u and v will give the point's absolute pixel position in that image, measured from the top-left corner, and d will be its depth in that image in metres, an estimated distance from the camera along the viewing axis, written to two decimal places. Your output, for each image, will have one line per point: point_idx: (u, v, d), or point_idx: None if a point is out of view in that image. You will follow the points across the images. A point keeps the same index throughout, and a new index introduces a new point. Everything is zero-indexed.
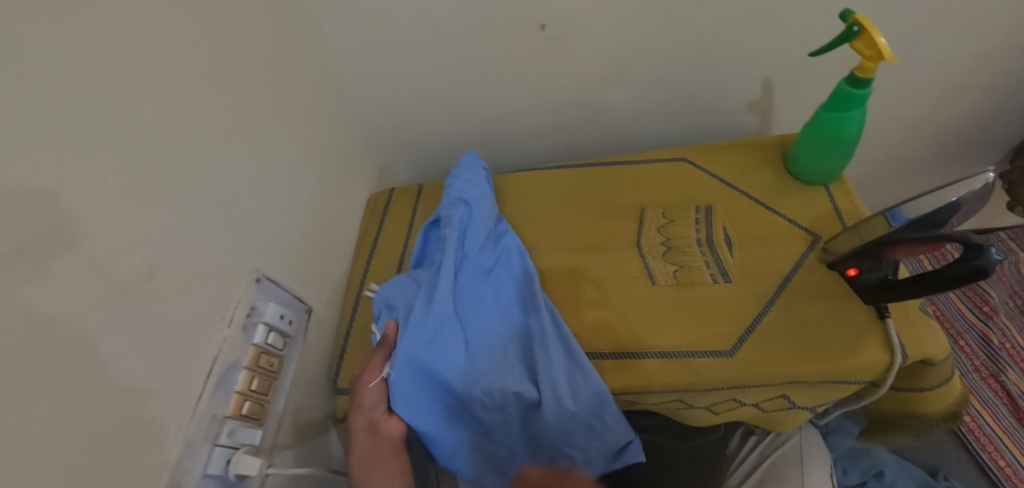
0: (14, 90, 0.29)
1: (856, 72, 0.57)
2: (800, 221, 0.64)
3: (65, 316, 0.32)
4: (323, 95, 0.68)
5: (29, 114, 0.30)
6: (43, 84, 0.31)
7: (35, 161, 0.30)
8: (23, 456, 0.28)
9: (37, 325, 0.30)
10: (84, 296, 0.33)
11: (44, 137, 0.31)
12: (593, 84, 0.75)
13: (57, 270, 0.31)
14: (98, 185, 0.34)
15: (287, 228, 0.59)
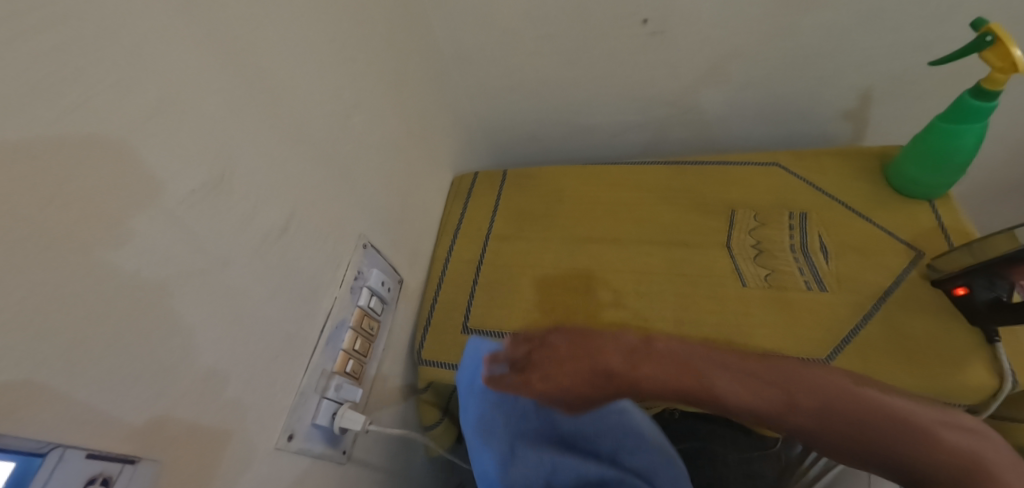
0: (196, 50, 0.34)
1: (984, 83, 0.55)
2: (901, 234, 0.62)
3: (213, 255, 0.35)
4: (426, 75, 0.71)
5: (204, 74, 0.35)
6: (216, 44, 0.36)
7: (204, 114, 0.34)
8: (176, 373, 0.33)
9: (195, 261, 0.34)
10: (223, 238, 0.36)
11: (210, 97, 0.35)
12: (686, 83, 0.76)
13: (212, 212, 0.36)
14: (246, 141, 0.39)
15: (389, 198, 0.61)
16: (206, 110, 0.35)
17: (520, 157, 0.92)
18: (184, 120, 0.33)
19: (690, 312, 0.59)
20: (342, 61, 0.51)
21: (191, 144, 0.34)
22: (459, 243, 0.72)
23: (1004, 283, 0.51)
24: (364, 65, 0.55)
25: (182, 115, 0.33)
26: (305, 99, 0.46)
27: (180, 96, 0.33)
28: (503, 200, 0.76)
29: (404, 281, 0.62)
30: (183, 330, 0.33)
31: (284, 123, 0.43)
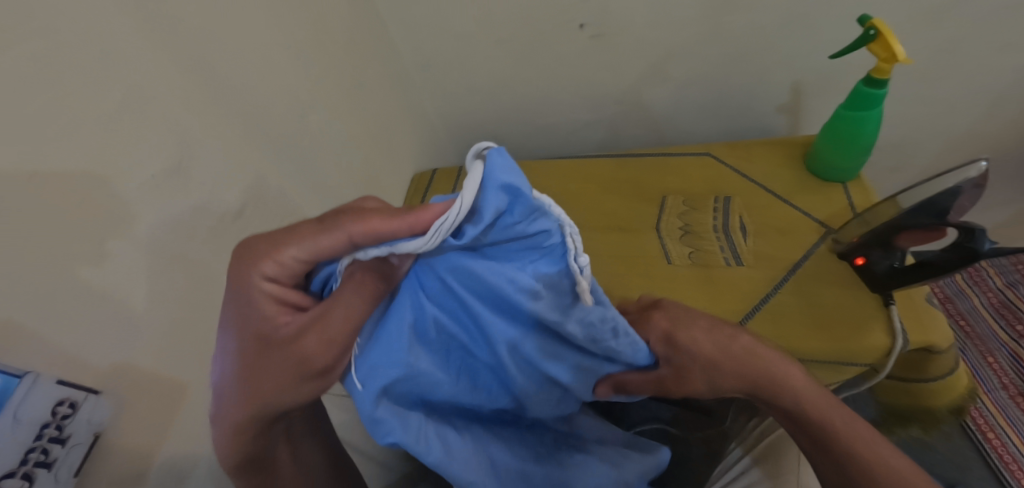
0: (160, 57, 0.40)
1: (873, 73, 0.60)
2: (816, 214, 0.67)
3: (170, 232, 0.41)
4: (388, 81, 0.78)
5: (166, 78, 0.41)
6: (176, 53, 0.42)
7: (167, 112, 0.41)
8: (140, 329, 0.39)
9: (154, 238, 0.40)
10: (184, 219, 0.43)
11: (170, 98, 0.41)
12: (628, 82, 0.82)
13: (173, 197, 0.42)
14: (205, 135, 0.45)
15: (349, 192, 0.68)
16: (169, 107, 0.41)
17: None
18: (149, 115, 0.39)
19: (621, 288, 0.64)
20: (299, 69, 0.58)
21: (154, 136, 0.40)
22: None
23: (895, 250, 0.56)
24: (321, 72, 0.62)
25: (148, 111, 0.39)
26: (256, 103, 0.52)
27: (144, 95, 0.39)
28: None
29: None
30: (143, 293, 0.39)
31: (242, 122, 0.50)
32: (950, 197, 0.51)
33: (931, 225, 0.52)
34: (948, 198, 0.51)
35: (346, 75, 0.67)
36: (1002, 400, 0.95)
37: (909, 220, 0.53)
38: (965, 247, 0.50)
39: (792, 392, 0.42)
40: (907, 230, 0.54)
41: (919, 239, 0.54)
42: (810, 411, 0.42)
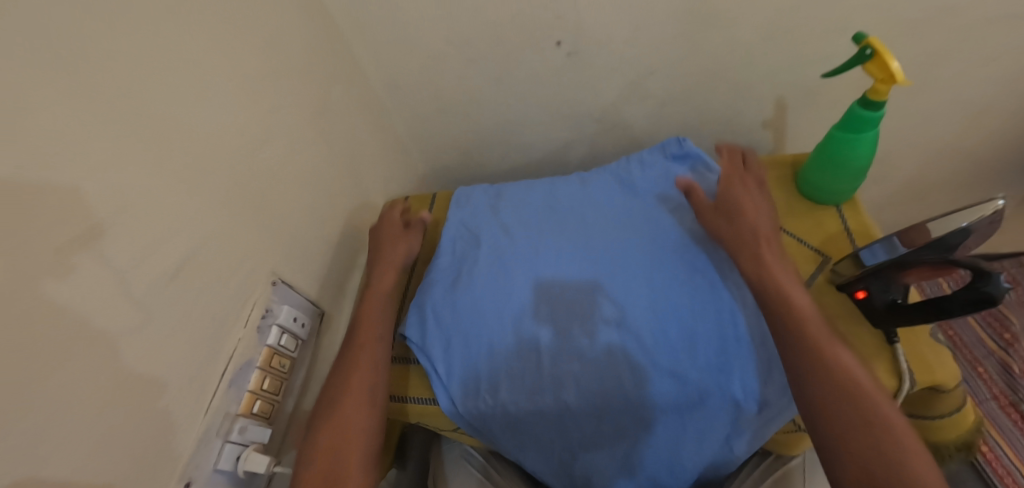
0: (53, 86, 0.33)
1: (869, 95, 0.57)
2: (811, 241, 0.64)
3: (77, 305, 0.34)
4: (353, 104, 0.72)
5: (61, 112, 0.33)
6: (83, 82, 0.35)
7: (56, 155, 0.33)
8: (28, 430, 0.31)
9: (49, 316, 0.32)
10: (104, 287, 0.35)
11: (68, 137, 0.33)
12: (609, 100, 0.77)
13: (78, 262, 0.34)
14: (123, 171, 0.38)
15: (311, 231, 0.62)
16: (78, 162, 0.34)
17: (459, 177, 0.94)
18: (53, 173, 0.32)
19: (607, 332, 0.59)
20: (248, 98, 0.51)
21: (61, 197, 0.33)
22: None
23: (897, 285, 0.52)
24: (274, 102, 0.55)
25: (48, 167, 0.32)
26: (197, 143, 0.45)
27: (44, 146, 0.32)
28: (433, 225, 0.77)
29: (325, 314, 0.62)
30: (47, 381, 0.32)
31: (177, 166, 0.43)
32: (961, 236, 0.47)
33: (938, 264, 0.47)
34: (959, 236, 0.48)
35: (301, 103, 0.60)
36: (992, 410, 0.94)
37: (914, 257, 0.49)
38: (978, 292, 0.44)
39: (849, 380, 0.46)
40: (912, 268, 0.49)
41: (925, 274, 0.49)
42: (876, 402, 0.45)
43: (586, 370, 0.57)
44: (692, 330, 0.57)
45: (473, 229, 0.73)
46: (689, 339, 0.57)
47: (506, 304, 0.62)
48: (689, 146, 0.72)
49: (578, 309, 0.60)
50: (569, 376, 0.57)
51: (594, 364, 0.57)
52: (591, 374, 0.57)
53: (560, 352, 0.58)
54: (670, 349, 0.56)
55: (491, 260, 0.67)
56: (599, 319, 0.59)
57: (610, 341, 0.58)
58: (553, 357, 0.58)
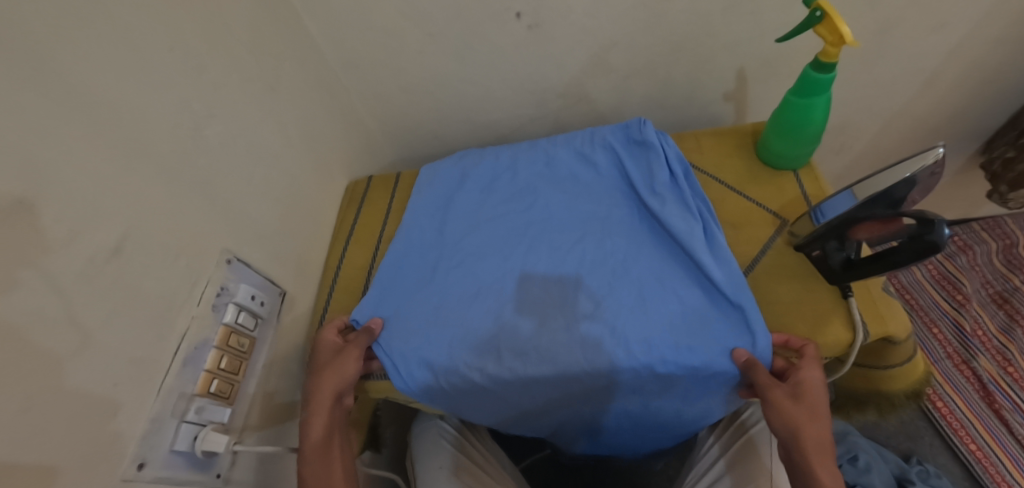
0: None
1: (821, 58, 0.58)
2: (769, 205, 0.65)
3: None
4: (307, 81, 0.70)
5: None
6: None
7: None
8: None
9: None
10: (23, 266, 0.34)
11: None
12: (571, 73, 0.76)
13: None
14: (47, 142, 0.36)
15: (267, 210, 0.60)
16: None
17: (426, 158, 0.92)
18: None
19: (571, 310, 0.59)
20: (188, 73, 0.49)
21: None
22: (352, 250, 0.71)
23: (850, 242, 0.54)
24: (218, 79, 0.53)
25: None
26: (129, 117, 0.43)
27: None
28: (398, 204, 0.76)
29: (287, 293, 0.61)
30: None
31: (107, 138, 0.41)
32: (905, 186, 0.51)
33: (886, 216, 0.50)
34: (906, 187, 0.51)
35: (249, 80, 0.58)
36: (947, 368, 0.98)
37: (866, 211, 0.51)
38: (919, 242, 0.47)
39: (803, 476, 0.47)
40: (863, 223, 0.51)
41: (878, 229, 0.51)
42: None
43: (554, 353, 0.56)
44: (653, 305, 0.57)
45: (441, 219, 0.71)
46: (663, 318, 0.56)
47: (472, 305, 0.61)
48: (650, 131, 0.67)
49: (537, 283, 0.61)
50: (540, 362, 0.56)
51: (567, 341, 0.56)
52: (566, 353, 0.56)
53: (534, 341, 0.57)
54: (639, 326, 0.56)
55: (451, 242, 0.68)
56: (558, 300, 0.60)
57: (580, 310, 0.58)
58: (525, 343, 0.57)
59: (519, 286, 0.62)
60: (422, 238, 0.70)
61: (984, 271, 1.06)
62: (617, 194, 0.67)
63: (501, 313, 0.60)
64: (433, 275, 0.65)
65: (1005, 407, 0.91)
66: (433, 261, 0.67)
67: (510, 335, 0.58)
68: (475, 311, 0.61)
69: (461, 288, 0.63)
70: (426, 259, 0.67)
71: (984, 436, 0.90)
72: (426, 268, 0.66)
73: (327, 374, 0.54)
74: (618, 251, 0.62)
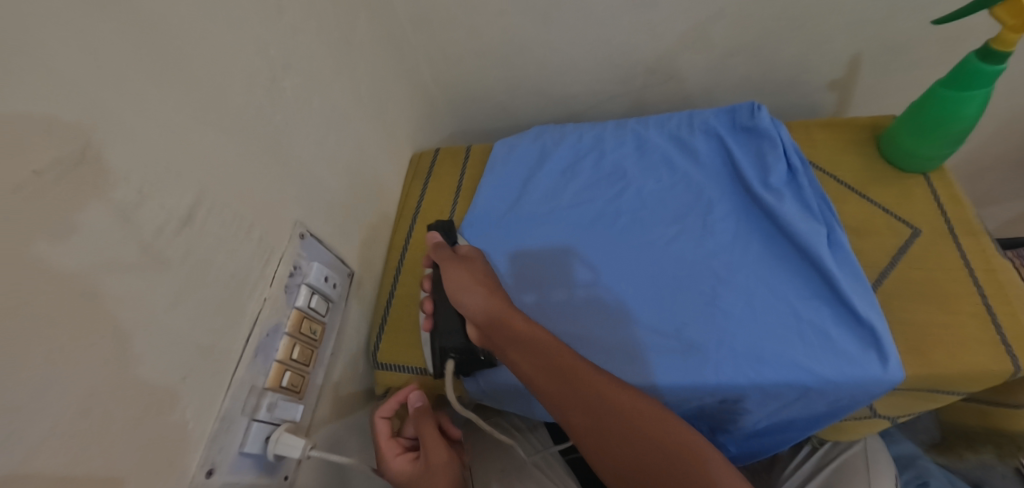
0: None
1: (992, 44, 0.50)
2: (896, 210, 0.58)
3: (50, 248, 0.25)
4: (380, 36, 0.62)
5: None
6: None
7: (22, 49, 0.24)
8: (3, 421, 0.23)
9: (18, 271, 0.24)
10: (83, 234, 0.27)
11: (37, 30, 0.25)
12: (668, 46, 0.68)
13: (52, 195, 0.25)
14: (115, 81, 0.29)
15: (337, 180, 0.53)
16: (38, 54, 0.25)
17: (489, 132, 0.85)
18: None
19: (663, 316, 0.53)
20: (266, 12, 0.42)
21: (20, 101, 0.24)
22: (418, 230, 0.64)
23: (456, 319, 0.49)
24: (295, 23, 0.46)
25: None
26: (204, 59, 0.36)
27: None
28: (468, 181, 0.69)
29: (355, 274, 0.54)
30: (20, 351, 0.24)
31: (178, 81, 0.34)
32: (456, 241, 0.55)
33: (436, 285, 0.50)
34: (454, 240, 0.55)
35: (324, 27, 0.50)
36: None
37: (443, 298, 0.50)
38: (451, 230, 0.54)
39: (558, 358, 0.41)
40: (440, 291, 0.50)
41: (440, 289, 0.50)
42: (579, 370, 0.41)
43: (574, 323, 0.54)
44: (739, 312, 0.51)
45: (514, 198, 0.64)
46: (745, 323, 0.51)
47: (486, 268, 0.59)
48: (763, 118, 0.59)
49: (624, 281, 0.55)
50: (559, 331, 0.54)
51: (583, 313, 0.54)
52: (591, 330, 0.53)
53: (546, 311, 0.55)
54: (710, 329, 0.51)
55: (528, 224, 0.61)
56: (646, 303, 0.54)
57: (672, 317, 0.52)
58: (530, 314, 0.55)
59: (603, 285, 0.55)
60: (494, 219, 0.63)
61: None
62: (717, 186, 0.60)
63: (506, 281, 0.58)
64: (508, 260, 0.59)
65: None
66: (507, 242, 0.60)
67: (595, 340, 0.52)
68: (555, 307, 0.55)
69: (538, 280, 0.57)
70: (489, 228, 0.62)
71: None
72: (501, 252, 0.60)
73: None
74: (698, 245, 0.56)
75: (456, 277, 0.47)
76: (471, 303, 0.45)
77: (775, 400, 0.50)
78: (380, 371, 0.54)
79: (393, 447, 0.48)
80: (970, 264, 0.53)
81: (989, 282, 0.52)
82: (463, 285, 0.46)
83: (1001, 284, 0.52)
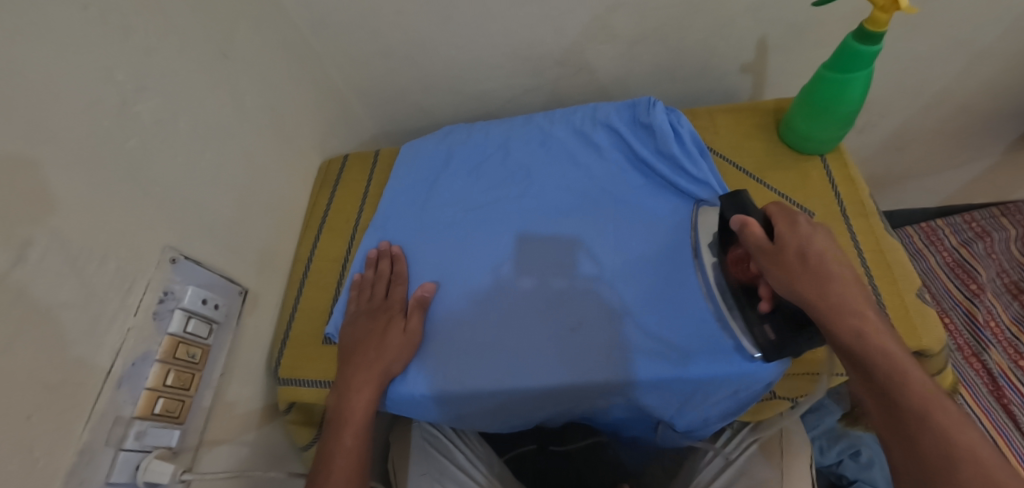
0: None
1: (866, 25, 0.49)
2: (790, 195, 0.59)
3: None
4: (270, 45, 0.60)
5: None
6: None
7: None
8: None
9: None
10: None
11: None
12: (571, 38, 0.67)
13: None
14: None
15: (222, 198, 0.52)
16: None
17: (409, 132, 0.84)
18: None
19: (571, 316, 0.52)
20: (110, 34, 0.40)
21: None
22: (324, 240, 0.64)
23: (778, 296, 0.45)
24: (150, 42, 0.44)
25: None
26: (34, 90, 0.34)
27: None
28: (375, 187, 0.69)
29: (248, 292, 0.54)
30: None
31: (1, 116, 0.32)
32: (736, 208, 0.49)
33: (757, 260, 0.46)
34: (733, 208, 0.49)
35: (191, 42, 0.49)
36: (956, 361, 0.90)
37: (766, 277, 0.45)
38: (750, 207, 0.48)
39: (883, 354, 0.37)
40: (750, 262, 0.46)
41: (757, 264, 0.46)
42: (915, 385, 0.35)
43: (542, 317, 0.53)
44: (673, 304, 0.51)
45: (420, 203, 0.63)
46: (679, 315, 0.50)
47: (488, 250, 0.57)
48: (659, 109, 0.59)
49: (537, 277, 0.55)
50: (473, 331, 0.53)
51: (564, 304, 0.53)
52: (542, 327, 0.52)
53: (526, 303, 0.54)
54: (618, 322, 0.51)
55: (439, 225, 0.61)
56: (560, 298, 0.53)
57: (587, 313, 0.52)
58: (448, 317, 0.54)
59: (508, 286, 0.55)
60: (403, 223, 0.62)
61: (1000, 259, 0.98)
62: (620, 180, 0.60)
63: (446, 283, 0.56)
64: (420, 265, 0.58)
65: (1014, 403, 0.84)
66: (422, 242, 0.60)
67: (506, 343, 0.52)
68: (469, 306, 0.54)
69: (455, 279, 0.56)
70: (413, 228, 0.61)
71: (991, 431, 0.82)
72: (416, 255, 0.59)
73: (357, 367, 0.51)
74: (643, 236, 0.55)
75: (770, 262, 0.42)
76: (783, 285, 0.41)
77: (672, 393, 0.50)
78: (280, 387, 0.54)
79: (357, 318, 0.55)
80: (859, 246, 0.54)
81: (876, 263, 0.53)
82: (777, 260, 0.41)
83: (888, 264, 0.53)
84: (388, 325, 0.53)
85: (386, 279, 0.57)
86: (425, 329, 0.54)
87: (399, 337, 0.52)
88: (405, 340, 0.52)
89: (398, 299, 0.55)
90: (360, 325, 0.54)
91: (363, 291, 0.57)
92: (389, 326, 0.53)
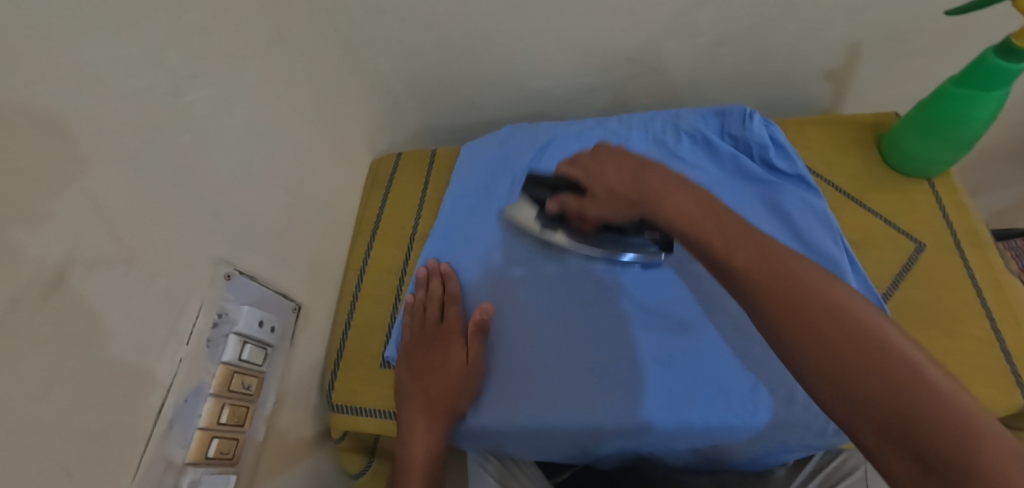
0: None
1: (1014, 38, 0.44)
2: (897, 221, 0.53)
3: None
4: (322, 29, 0.54)
5: None
6: None
7: None
8: None
9: None
10: None
11: None
12: (650, 35, 0.61)
13: None
14: None
15: (274, 202, 0.46)
16: None
17: (457, 129, 0.78)
18: None
19: (658, 351, 0.46)
20: (160, 10, 0.34)
21: None
22: (376, 249, 0.58)
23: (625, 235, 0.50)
24: (204, 21, 0.38)
25: None
26: (73, 79, 0.28)
27: None
28: (432, 190, 0.63)
29: (301, 307, 0.48)
30: None
31: (34, 110, 0.26)
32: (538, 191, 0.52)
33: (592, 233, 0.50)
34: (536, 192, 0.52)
35: (245, 23, 0.42)
36: None
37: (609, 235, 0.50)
38: None
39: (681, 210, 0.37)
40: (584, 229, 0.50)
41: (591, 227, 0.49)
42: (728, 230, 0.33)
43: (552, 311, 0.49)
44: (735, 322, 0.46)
45: (479, 212, 0.57)
46: (734, 329, 0.46)
47: (555, 268, 0.52)
48: (756, 123, 0.54)
49: (605, 301, 0.49)
50: (532, 357, 0.47)
51: (573, 293, 0.50)
52: (612, 358, 0.46)
53: (542, 298, 0.50)
54: (701, 357, 0.45)
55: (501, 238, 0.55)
56: (632, 326, 0.47)
57: (665, 343, 0.46)
58: (507, 341, 0.49)
59: (583, 311, 0.49)
60: (462, 235, 0.56)
61: None
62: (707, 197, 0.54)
63: (508, 303, 0.51)
64: (478, 282, 0.52)
65: None
66: (480, 256, 0.54)
67: (577, 376, 0.46)
68: (530, 330, 0.49)
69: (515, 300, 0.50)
70: (472, 241, 0.55)
71: None
72: (475, 272, 0.53)
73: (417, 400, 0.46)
74: None
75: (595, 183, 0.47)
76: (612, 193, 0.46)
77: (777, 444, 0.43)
78: (336, 414, 0.49)
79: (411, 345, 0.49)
80: (978, 282, 0.49)
81: (998, 303, 0.48)
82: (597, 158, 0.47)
83: (1011, 305, 0.48)
84: (444, 354, 0.47)
85: (440, 300, 0.51)
86: (487, 357, 0.48)
87: (457, 368, 0.46)
88: (464, 370, 0.46)
89: (454, 322, 0.49)
90: (415, 352, 0.48)
91: (416, 312, 0.51)
92: (444, 352, 0.47)
